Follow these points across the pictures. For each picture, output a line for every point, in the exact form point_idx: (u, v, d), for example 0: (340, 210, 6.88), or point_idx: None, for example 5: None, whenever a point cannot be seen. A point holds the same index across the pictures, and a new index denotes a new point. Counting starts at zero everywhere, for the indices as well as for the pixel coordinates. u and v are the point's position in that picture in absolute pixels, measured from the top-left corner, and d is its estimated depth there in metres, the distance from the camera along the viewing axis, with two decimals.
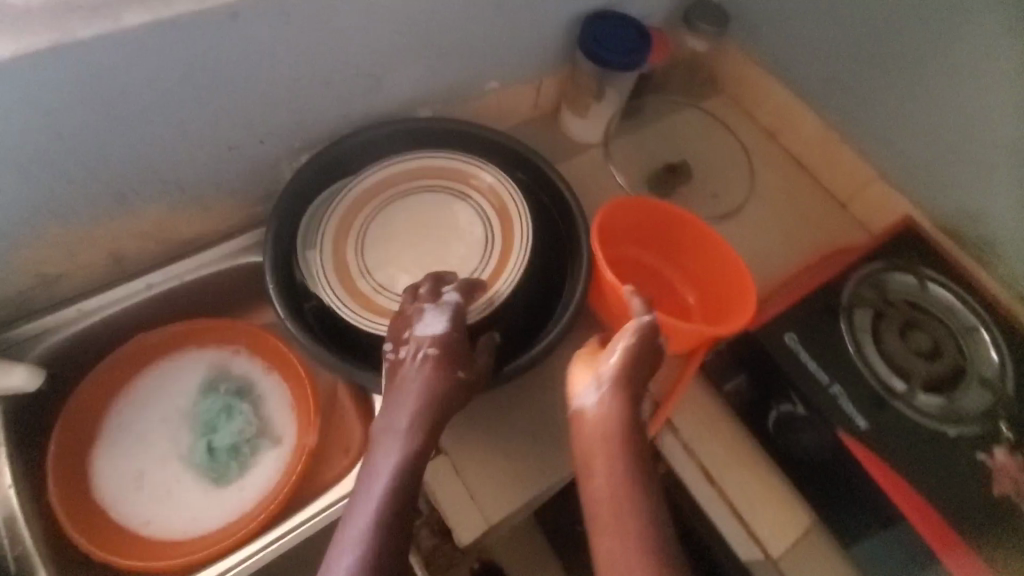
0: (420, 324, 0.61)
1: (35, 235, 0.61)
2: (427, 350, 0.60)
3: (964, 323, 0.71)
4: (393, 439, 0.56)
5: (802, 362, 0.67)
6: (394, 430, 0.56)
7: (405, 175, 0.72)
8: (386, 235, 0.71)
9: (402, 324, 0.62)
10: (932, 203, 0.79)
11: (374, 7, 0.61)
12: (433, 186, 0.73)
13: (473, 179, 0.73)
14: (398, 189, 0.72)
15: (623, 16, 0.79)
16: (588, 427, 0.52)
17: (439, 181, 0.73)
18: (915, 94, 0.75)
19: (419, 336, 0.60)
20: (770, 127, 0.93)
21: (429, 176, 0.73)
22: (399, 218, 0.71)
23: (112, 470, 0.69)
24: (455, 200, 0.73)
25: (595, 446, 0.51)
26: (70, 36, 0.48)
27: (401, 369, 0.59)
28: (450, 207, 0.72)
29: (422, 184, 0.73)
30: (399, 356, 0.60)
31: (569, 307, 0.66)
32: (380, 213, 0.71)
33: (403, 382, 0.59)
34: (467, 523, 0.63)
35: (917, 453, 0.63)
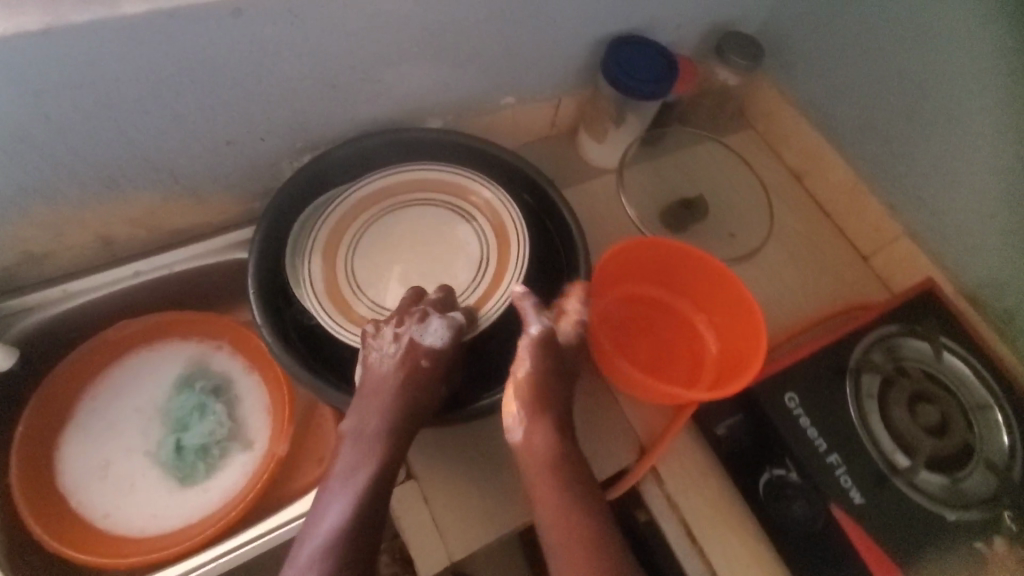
0: (421, 330, 0.60)
1: (22, 213, 0.59)
2: (419, 361, 0.60)
3: (977, 399, 0.67)
4: (366, 442, 0.55)
5: (801, 425, 0.63)
6: (363, 441, 0.56)
7: (407, 187, 0.71)
8: (382, 246, 0.69)
9: (397, 320, 0.60)
10: (956, 268, 0.75)
11: (388, 15, 0.59)
12: (434, 199, 0.71)
13: (474, 197, 0.70)
14: (397, 201, 0.70)
15: (649, 42, 0.76)
16: (525, 454, 0.57)
17: (441, 195, 0.71)
18: (948, 153, 0.72)
19: (417, 344, 0.60)
20: (798, 171, 0.90)
21: (433, 189, 0.71)
22: (395, 229, 0.69)
23: (78, 458, 0.68)
24: (454, 217, 0.70)
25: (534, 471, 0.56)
26: (63, 20, 0.46)
27: (379, 366, 0.59)
28: (450, 223, 0.70)
29: (422, 198, 0.71)
30: (387, 355, 0.59)
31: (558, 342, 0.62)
32: (378, 222, 0.69)
33: (384, 385, 0.58)
34: (428, 555, 0.60)
35: (913, 537, 0.59)
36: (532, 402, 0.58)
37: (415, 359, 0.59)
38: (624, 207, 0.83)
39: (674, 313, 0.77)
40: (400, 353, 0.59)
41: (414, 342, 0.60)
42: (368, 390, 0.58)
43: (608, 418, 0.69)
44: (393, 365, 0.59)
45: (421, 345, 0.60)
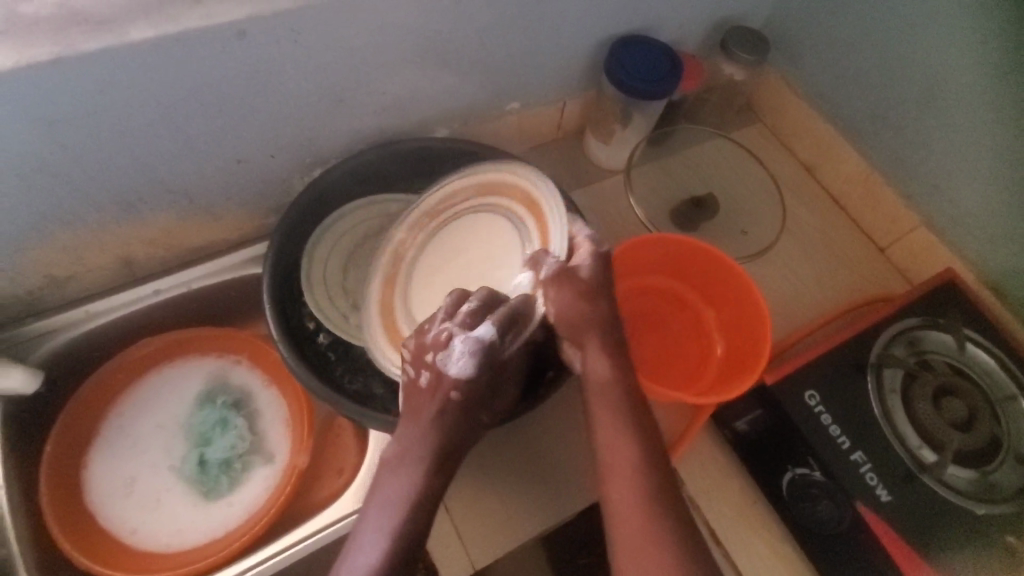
0: (448, 356, 0.55)
1: (43, 239, 0.61)
2: (450, 391, 0.55)
3: (1004, 390, 0.65)
4: (407, 461, 0.53)
5: (822, 423, 0.62)
6: (404, 462, 0.53)
7: (476, 193, 0.66)
8: (445, 261, 0.66)
9: (428, 345, 0.56)
10: (977, 256, 0.73)
11: (390, 29, 0.59)
12: (501, 207, 0.64)
13: (514, 191, 0.63)
14: (449, 211, 0.67)
15: (652, 41, 0.76)
16: (594, 382, 0.57)
17: (486, 196, 0.66)
18: (964, 140, 0.70)
19: (447, 375, 0.55)
20: (810, 164, 0.89)
21: (500, 194, 0.65)
22: (462, 241, 0.66)
23: (105, 476, 0.69)
24: (499, 216, 0.64)
25: (604, 398, 0.56)
26: (73, 49, 0.47)
27: (415, 391, 0.56)
28: (513, 237, 0.63)
29: (491, 204, 0.65)
30: (419, 383, 0.56)
31: (603, 343, 0.57)
32: (431, 238, 0.67)
33: (415, 415, 0.55)
34: (451, 563, 0.60)
35: (944, 534, 0.58)
36: (581, 330, 0.57)
37: (445, 391, 0.55)
38: (633, 208, 0.83)
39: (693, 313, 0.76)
40: (430, 383, 0.55)
41: (443, 372, 0.55)
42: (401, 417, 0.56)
43: None
44: (425, 393, 0.55)
45: (452, 376, 0.55)
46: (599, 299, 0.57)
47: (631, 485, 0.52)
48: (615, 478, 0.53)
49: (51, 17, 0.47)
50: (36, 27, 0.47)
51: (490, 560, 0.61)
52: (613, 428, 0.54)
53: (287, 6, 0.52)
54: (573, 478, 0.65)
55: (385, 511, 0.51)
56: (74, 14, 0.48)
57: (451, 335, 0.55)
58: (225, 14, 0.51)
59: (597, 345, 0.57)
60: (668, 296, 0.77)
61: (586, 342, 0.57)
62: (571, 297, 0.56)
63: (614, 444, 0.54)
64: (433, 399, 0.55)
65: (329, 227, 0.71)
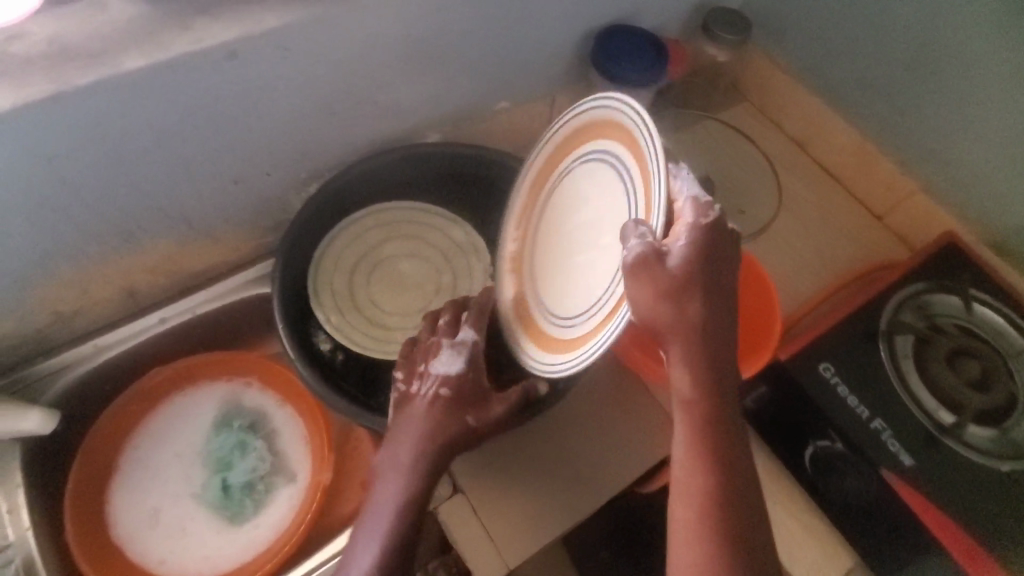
0: (435, 360, 0.58)
1: (47, 276, 0.61)
2: (440, 390, 0.56)
3: (1017, 346, 0.66)
4: (399, 472, 0.54)
5: (840, 394, 0.63)
6: (398, 474, 0.54)
7: (582, 140, 0.60)
8: (552, 225, 0.60)
9: (416, 358, 0.59)
10: (977, 217, 0.74)
11: (377, 38, 0.59)
12: (603, 150, 0.57)
13: (611, 128, 0.56)
14: (558, 169, 0.62)
15: (636, 29, 0.76)
16: (676, 391, 0.47)
17: (587, 142, 0.59)
18: (953, 102, 0.71)
19: (434, 375, 0.57)
20: (801, 138, 0.88)
21: (602, 137, 0.57)
22: (567, 200, 0.60)
23: (127, 509, 0.69)
24: (600, 160, 0.57)
25: (686, 413, 0.47)
26: (66, 85, 0.47)
27: (411, 402, 0.57)
28: (619, 195, 0.54)
29: (594, 149, 0.58)
30: (410, 392, 0.57)
31: (698, 349, 0.47)
32: (547, 201, 0.62)
33: (407, 423, 0.56)
34: (485, 563, 0.61)
35: (973, 495, 0.59)
36: (662, 331, 0.47)
37: (433, 391, 0.56)
38: None
39: None
40: (419, 387, 0.57)
41: (431, 374, 0.57)
42: (396, 432, 0.56)
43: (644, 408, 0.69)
44: (415, 397, 0.57)
45: (438, 375, 0.57)
46: (689, 294, 0.46)
47: (699, 529, 0.44)
48: (684, 518, 0.45)
49: (43, 55, 0.48)
50: (29, 66, 0.47)
51: (523, 558, 0.61)
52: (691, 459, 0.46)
53: (276, 25, 0.52)
54: (597, 470, 0.65)
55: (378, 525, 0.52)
56: (65, 50, 0.48)
57: (437, 343, 0.59)
58: (215, 37, 0.51)
59: (681, 353, 0.47)
60: None
61: (669, 341, 0.47)
62: (658, 291, 0.45)
63: (689, 478, 0.46)
64: (423, 400, 0.56)
65: (332, 241, 0.70)
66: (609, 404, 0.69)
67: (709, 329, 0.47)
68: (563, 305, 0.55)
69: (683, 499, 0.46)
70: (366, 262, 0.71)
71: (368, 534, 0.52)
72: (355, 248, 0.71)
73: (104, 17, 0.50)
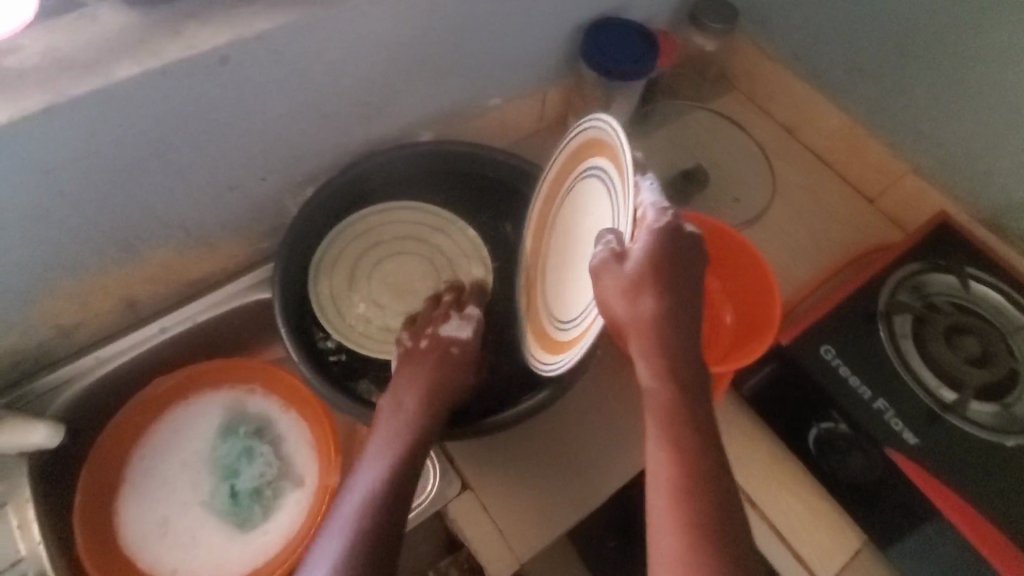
0: (445, 325, 0.64)
1: (47, 290, 0.61)
2: (449, 350, 0.62)
3: (1013, 322, 0.67)
4: (392, 420, 0.56)
5: (842, 375, 0.63)
6: (391, 424, 0.56)
7: (578, 164, 0.62)
8: (562, 252, 0.62)
9: (424, 322, 0.65)
10: (970, 195, 0.75)
11: (367, 38, 0.59)
12: (594, 172, 0.60)
13: (599, 150, 0.59)
14: (562, 194, 0.64)
15: (624, 21, 0.76)
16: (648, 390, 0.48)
17: (580, 167, 0.62)
18: (942, 82, 0.71)
19: (444, 337, 0.63)
20: (791, 125, 0.88)
21: (591, 160, 0.60)
22: (570, 226, 0.62)
23: (136, 520, 0.69)
24: (591, 182, 0.60)
25: (659, 411, 0.48)
26: (61, 96, 0.47)
27: (415, 355, 0.61)
28: (605, 210, 0.57)
29: (585, 173, 0.61)
30: (419, 348, 0.62)
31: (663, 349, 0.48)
32: (556, 229, 0.64)
33: (413, 376, 0.60)
34: (496, 559, 0.61)
35: (977, 468, 0.59)
36: (623, 327, 0.50)
37: (444, 349, 0.62)
38: None
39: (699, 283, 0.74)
40: (429, 345, 0.62)
41: (442, 335, 0.63)
42: (390, 398, 0.58)
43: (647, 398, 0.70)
44: (425, 352, 0.61)
45: (449, 336, 0.63)
46: (647, 288, 0.49)
47: (674, 526, 0.44)
48: (659, 514, 0.45)
49: (36, 67, 0.48)
50: (23, 80, 0.47)
51: (533, 552, 0.62)
52: (661, 456, 0.47)
53: (267, 28, 0.52)
54: (604, 460, 0.66)
55: (371, 475, 0.52)
56: (59, 62, 0.49)
57: (447, 311, 0.65)
58: (207, 43, 0.51)
59: (643, 349, 0.49)
60: None
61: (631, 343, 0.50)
62: (616, 288, 0.49)
63: (659, 475, 0.46)
64: (433, 356, 0.61)
65: (331, 241, 0.70)
66: (613, 394, 0.69)
67: (671, 329, 0.49)
68: (564, 312, 0.59)
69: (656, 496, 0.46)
70: (365, 262, 0.71)
71: (360, 484, 0.52)
72: (354, 249, 0.71)
73: (95, 27, 0.51)
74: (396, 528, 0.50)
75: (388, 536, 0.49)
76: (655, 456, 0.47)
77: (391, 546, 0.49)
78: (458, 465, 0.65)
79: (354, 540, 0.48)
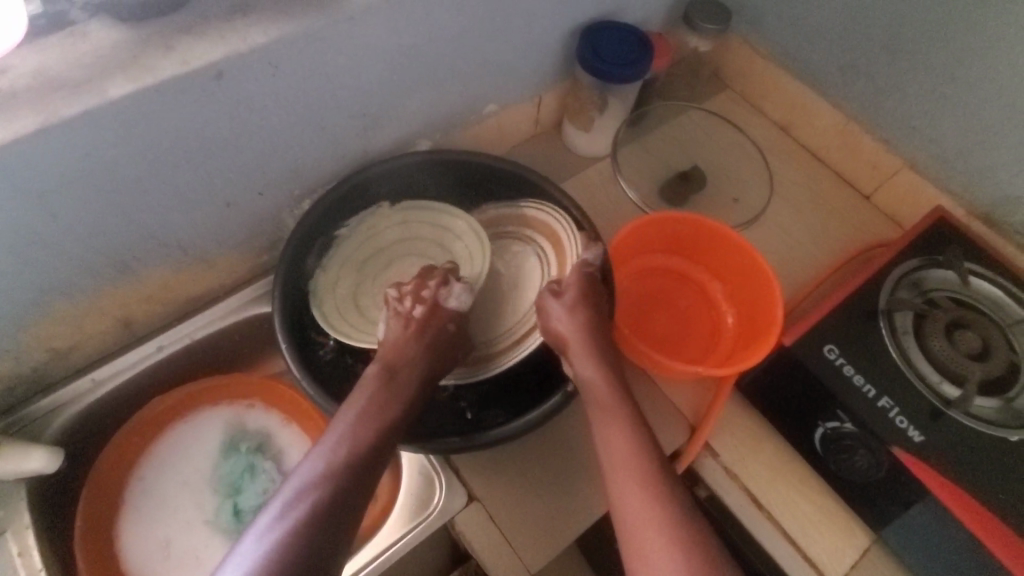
0: (444, 294, 0.66)
1: (41, 313, 0.59)
2: (445, 324, 0.64)
3: (1010, 315, 0.68)
4: (362, 391, 0.58)
5: (846, 374, 0.63)
6: (360, 394, 0.58)
7: (499, 221, 0.74)
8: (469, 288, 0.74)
9: (421, 287, 0.66)
10: (965, 190, 0.75)
11: (363, 49, 0.58)
12: (523, 235, 0.73)
13: (530, 220, 0.72)
14: None
15: (619, 24, 0.76)
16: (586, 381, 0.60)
17: (502, 227, 0.74)
18: (934, 79, 0.72)
19: (443, 307, 0.65)
20: (784, 123, 0.89)
21: (519, 224, 0.73)
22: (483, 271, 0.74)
23: (138, 542, 0.67)
24: (515, 244, 0.73)
25: (600, 396, 0.59)
26: (53, 117, 0.46)
27: (405, 321, 0.64)
28: (531, 271, 0.72)
29: (511, 232, 0.74)
30: (414, 315, 0.64)
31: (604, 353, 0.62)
32: None
33: (406, 348, 0.62)
34: (506, 569, 0.61)
35: (981, 462, 0.60)
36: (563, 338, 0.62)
37: (440, 322, 0.64)
38: (624, 191, 0.83)
39: (697, 283, 0.77)
40: (425, 312, 0.64)
41: (439, 304, 0.65)
42: (369, 379, 0.59)
43: (650, 403, 0.70)
44: (422, 320, 0.63)
45: (449, 308, 0.65)
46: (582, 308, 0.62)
47: (640, 493, 0.53)
48: (625, 485, 0.54)
49: (27, 86, 0.47)
50: (14, 101, 0.46)
51: (543, 561, 0.61)
52: (620, 446, 0.56)
53: (262, 41, 0.51)
54: None
55: (331, 450, 0.53)
56: (50, 81, 0.48)
57: (446, 277, 0.67)
58: (203, 57, 0.50)
59: (580, 351, 0.61)
60: (679, 277, 0.78)
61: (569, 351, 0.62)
62: (562, 313, 0.63)
63: (635, 493, 0.53)
64: (429, 327, 0.63)
65: (339, 242, 0.70)
66: None
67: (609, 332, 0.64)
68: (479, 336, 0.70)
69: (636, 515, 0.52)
70: (372, 267, 0.72)
71: (318, 455, 0.53)
72: (360, 255, 0.72)
73: (86, 45, 0.50)
74: (349, 504, 0.51)
75: (338, 510, 0.50)
76: (626, 477, 0.54)
77: (341, 520, 0.50)
78: (464, 475, 0.65)
79: (304, 507, 0.49)
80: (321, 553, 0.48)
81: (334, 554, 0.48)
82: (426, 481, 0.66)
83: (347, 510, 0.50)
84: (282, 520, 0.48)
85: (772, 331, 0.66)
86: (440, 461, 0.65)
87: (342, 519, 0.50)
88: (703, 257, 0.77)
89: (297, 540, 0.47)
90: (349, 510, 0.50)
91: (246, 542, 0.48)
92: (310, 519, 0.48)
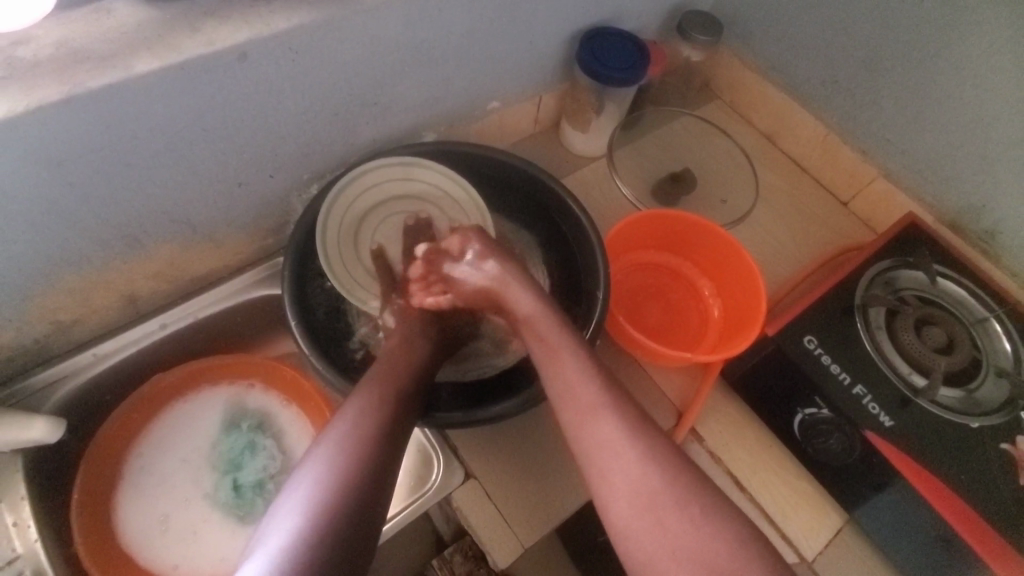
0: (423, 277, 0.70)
1: (48, 283, 0.60)
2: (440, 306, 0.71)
3: (975, 314, 0.73)
4: (381, 375, 0.59)
5: (825, 364, 0.68)
6: (379, 379, 0.59)
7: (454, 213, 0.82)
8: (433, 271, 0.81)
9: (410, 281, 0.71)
10: (934, 199, 0.80)
11: (377, 41, 0.61)
12: None
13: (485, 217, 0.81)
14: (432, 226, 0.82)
15: (618, 31, 0.80)
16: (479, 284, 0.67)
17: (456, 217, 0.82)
18: (910, 94, 0.77)
19: None
20: (768, 132, 0.95)
21: None
22: None
23: (137, 517, 0.68)
24: None
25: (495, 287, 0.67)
26: (80, 86, 0.48)
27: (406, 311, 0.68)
28: None
29: None
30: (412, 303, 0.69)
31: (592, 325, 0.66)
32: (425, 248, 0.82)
33: (414, 344, 0.65)
34: (503, 547, 0.63)
35: (944, 447, 0.65)
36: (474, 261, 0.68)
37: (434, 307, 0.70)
38: (619, 189, 0.87)
39: (686, 277, 0.81)
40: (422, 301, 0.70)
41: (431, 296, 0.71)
42: (388, 363, 0.61)
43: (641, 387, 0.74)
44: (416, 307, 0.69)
45: None
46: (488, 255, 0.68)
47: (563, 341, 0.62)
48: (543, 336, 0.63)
49: (51, 57, 0.49)
50: (38, 70, 0.48)
51: (536, 538, 0.64)
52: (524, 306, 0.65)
53: (285, 28, 0.54)
54: None
55: (342, 443, 0.53)
56: (74, 54, 0.49)
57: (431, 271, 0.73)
58: (227, 39, 0.52)
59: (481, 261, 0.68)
60: (671, 273, 0.82)
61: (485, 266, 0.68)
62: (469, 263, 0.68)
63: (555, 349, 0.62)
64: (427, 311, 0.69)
65: (330, 207, 0.69)
66: None
67: (601, 310, 0.67)
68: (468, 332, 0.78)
69: (599, 418, 0.57)
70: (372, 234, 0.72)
71: (327, 451, 0.52)
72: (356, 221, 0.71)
73: (110, 22, 0.51)
74: (378, 484, 0.51)
75: (366, 498, 0.50)
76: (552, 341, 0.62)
77: (374, 507, 0.50)
78: (459, 453, 0.67)
79: (327, 503, 0.49)
80: (363, 539, 0.49)
81: (370, 534, 0.50)
82: (425, 458, 0.69)
83: (375, 491, 0.51)
84: (313, 504, 0.49)
85: (762, 317, 0.69)
86: (437, 439, 0.69)
87: (373, 500, 0.51)
88: (690, 253, 0.81)
89: (332, 523, 0.48)
90: (380, 493, 0.51)
91: (279, 528, 0.49)
92: (347, 496, 0.50)
